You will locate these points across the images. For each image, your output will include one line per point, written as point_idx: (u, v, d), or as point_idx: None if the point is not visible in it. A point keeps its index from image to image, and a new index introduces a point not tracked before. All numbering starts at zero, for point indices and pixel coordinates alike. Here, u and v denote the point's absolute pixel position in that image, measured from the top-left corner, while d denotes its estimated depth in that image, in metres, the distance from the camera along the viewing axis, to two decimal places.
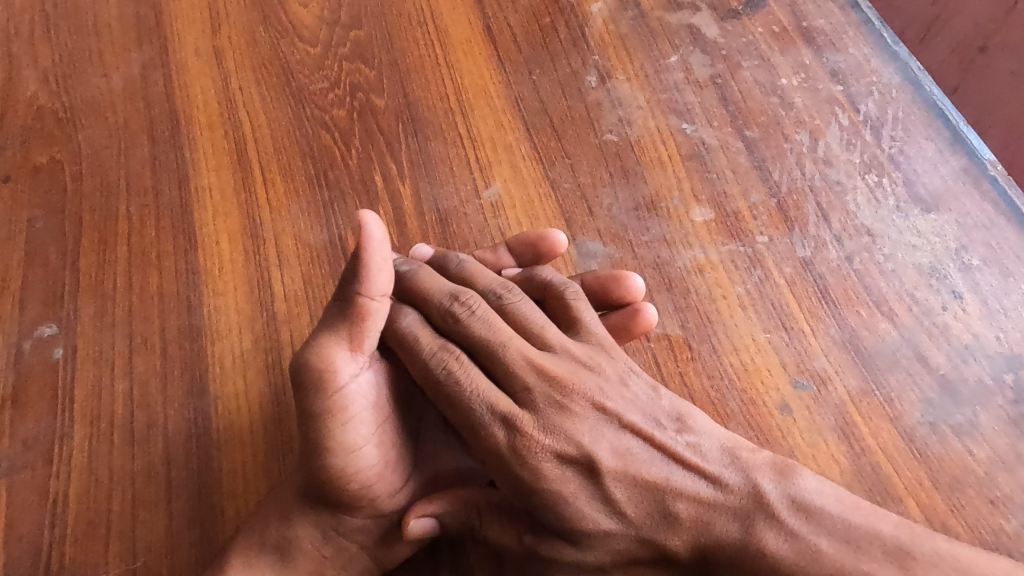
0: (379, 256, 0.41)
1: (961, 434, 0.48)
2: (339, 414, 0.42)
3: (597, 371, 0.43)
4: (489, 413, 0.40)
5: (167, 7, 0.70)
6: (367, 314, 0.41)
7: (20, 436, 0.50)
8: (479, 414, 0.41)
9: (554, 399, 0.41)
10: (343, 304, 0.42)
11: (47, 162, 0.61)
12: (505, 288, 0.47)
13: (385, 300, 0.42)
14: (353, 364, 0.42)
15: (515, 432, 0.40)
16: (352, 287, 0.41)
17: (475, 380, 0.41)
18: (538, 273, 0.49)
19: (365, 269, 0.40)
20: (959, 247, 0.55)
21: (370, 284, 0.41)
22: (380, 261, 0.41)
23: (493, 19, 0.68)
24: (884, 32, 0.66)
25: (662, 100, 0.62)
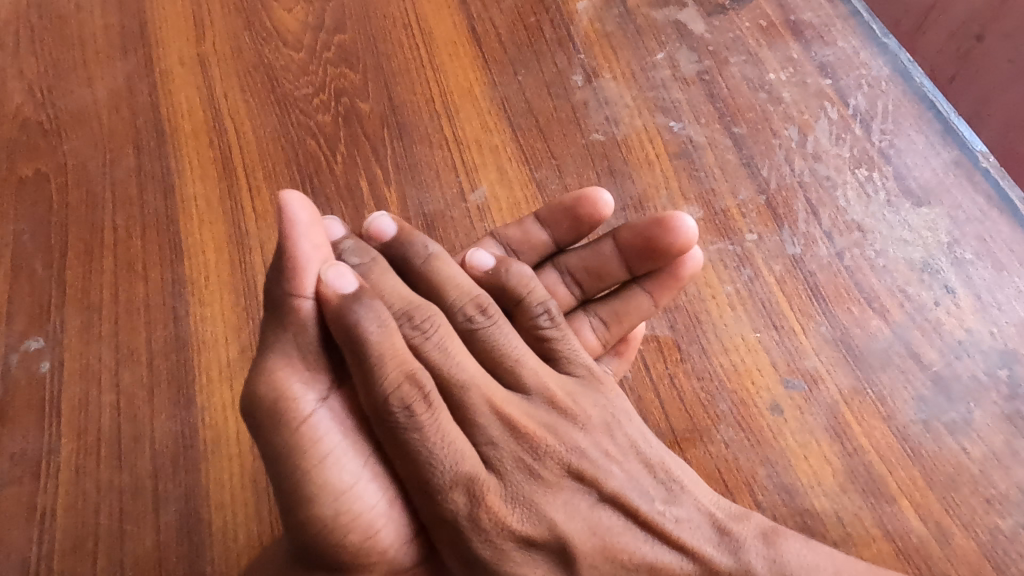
0: (307, 246, 0.39)
1: (954, 432, 0.47)
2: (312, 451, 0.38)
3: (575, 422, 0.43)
4: (450, 480, 0.38)
5: (151, 15, 0.70)
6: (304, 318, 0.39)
7: (7, 450, 0.50)
8: (439, 481, 0.38)
9: (523, 462, 0.41)
10: (275, 313, 0.39)
11: (33, 174, 0.61)
12: (476, 306, 0.45)
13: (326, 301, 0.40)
14: (312, 389, 0.39)
15: (476, 502, 0.38)
16: (283, 294, 0.39)
17: (447, 431, 0.39)
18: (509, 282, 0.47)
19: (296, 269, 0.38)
20: (951, 241, 0.54)
21: (303, 284, 0.39)
22: (310, 252, 0.39)
23: (478, 20, 0.67)
24: (874, 24, 0.65)
25: (649, 99, 0.62)
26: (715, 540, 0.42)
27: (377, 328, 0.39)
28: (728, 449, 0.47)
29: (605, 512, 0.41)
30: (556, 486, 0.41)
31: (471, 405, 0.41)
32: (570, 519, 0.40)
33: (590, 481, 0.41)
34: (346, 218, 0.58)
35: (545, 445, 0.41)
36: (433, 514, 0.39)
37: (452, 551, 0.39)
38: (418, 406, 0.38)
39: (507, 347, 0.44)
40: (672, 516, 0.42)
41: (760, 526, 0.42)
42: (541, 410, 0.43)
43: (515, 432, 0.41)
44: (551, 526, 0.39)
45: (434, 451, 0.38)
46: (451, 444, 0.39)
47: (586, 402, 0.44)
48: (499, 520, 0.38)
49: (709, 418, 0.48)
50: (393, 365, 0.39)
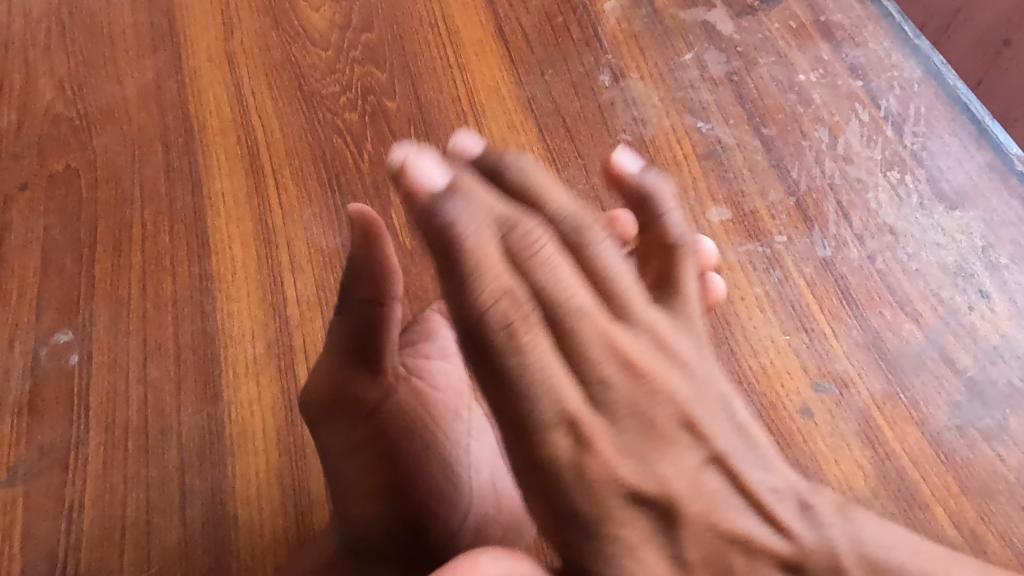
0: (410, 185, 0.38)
1: (989, 439, 0.47)
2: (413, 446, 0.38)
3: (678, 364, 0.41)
4: (555, 415, 0.38)
5: (180, 13, 0.70)
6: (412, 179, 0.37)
7: (37, 442, 0.50)
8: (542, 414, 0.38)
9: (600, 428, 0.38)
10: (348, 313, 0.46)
11: (63, 169, 0.62)
12: (581, 220, 0.41)
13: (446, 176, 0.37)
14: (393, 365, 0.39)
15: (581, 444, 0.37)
16: (359, 293, 0.48)
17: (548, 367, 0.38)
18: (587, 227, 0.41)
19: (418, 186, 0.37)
20: (985, 245, 0.54)
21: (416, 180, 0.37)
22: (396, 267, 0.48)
23: (505, 19, 0.67)
24: (906, 25, 0.64)
25: (677, 99, 0.61)
26: (799, 511, 0.39)
27: (471, 233, 0.37)
28: None
29: (711, 475, 0.39)
30: (668, 437, 0.39)
31: (575, 336, 0.39)
32: (676, 478, 0.38)
33: (699, 436, 0.39)
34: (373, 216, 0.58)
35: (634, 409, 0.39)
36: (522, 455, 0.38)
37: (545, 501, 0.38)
38: (520, 327, 0.38)
39: (614, 275, 0.41)
40: (768, 486, 0.40)
41: (835, 500, 0.40)
42: (650, 345, 0.40)
43: (632, 373, 0.39)
44: (661, 483, 0.38)
45: (528, 378, 0.38)
46: (550, 374, 0.38)
47: (687, 346, 0.42)
48: (610, 468, 0.37)
49: None
50: (491, 278, 0.37)
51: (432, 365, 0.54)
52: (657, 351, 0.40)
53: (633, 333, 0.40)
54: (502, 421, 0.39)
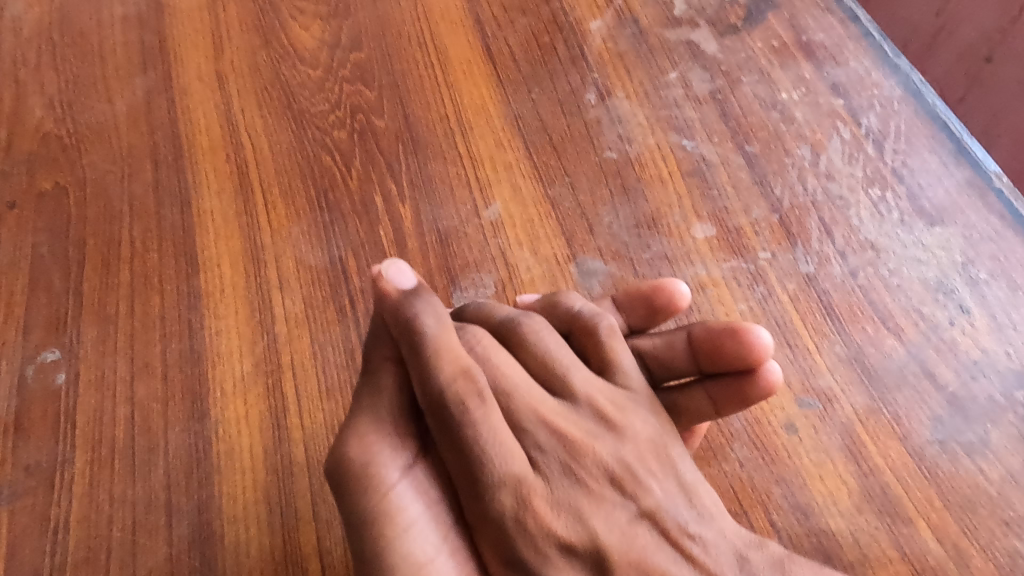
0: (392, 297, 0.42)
1: (971, 453, 0.47)
2: (398, 519, 0.39)
3: (623, 433, 0.42)
4: (500, 475, 0.38)
5: (171, 33, 0.71)
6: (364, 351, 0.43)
7: (22, 462, 0.50)
8: (490, 473, 0.38)
9: (568, 467, 0.40)
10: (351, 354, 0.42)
11: (52, 187, 0.62)
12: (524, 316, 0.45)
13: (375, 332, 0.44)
14: (398, 457, 0.40)
15: (520, 502, 0.38)
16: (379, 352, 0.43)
17: (498, 430, 0.39)
18: (563, 301, 0.47)
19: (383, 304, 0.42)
20: (965, 260, 0.54)
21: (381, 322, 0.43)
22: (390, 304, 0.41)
23: (492, 39, 0.68)
24: (885, 45, 0.65)
25: (662, 117, 0.62)
26: (736, 566, 0.39)
27: (432, 322, 0.41)
28: (742, 468, 0.47)
29: (644, 529, 0.39)
30: (599, 496, 0.39)
31: (517, 413, 0.41)
32: (608, 531, 0.38)
33: (629, 492, 0.40)
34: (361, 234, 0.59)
35: (589, 454, 0.40)
36: (481, 516, 0.38)
37: (492, 548, 0.38)
38: (472, 401, 0.39)
39: (554, 358, 0.43)
40: (701, 540, 0.39)
41: (775, 554, 0.39)
42: (585, 416, 0.42)
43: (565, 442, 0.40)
44: (592, 536, 0.38)
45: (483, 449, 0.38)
46: (501, 442, 0.39)
47: (636, 418, 0.43)
48: (544, 523, 0.38)
49: (723, 436, 0.48)
50: (449, 359, 0.40)
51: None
52: (595, 421, 0.42)
53: (570, 407, 0.42)
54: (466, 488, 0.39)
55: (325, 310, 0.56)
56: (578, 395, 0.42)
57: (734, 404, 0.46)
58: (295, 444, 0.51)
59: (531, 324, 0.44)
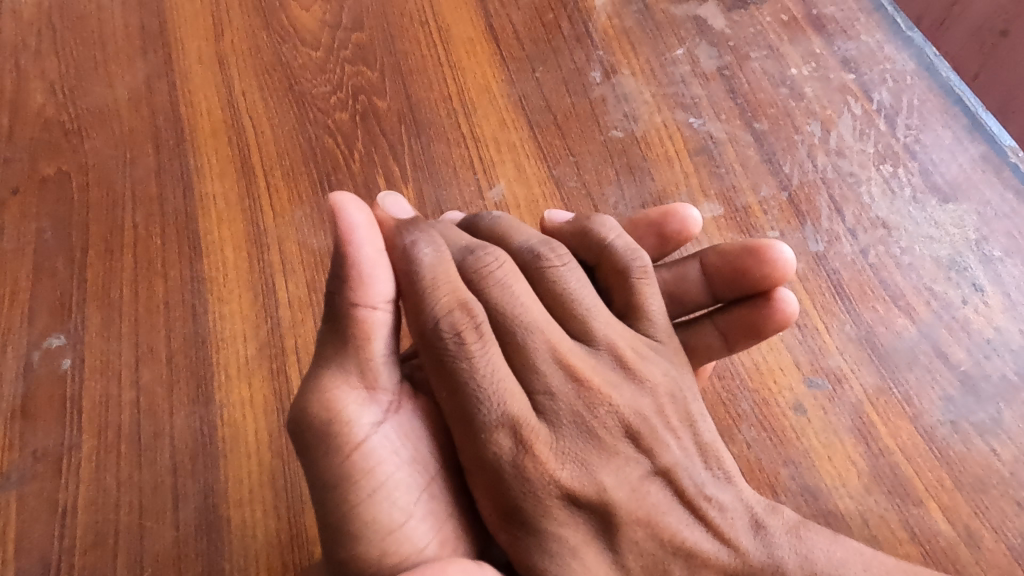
0: (370, 257, 0.38)
1: (984, 433, 0.47)
2: (364, 478, 0.37)
3: (642, 385, 0.41)
4: (499, 417, 0.37)
5: (171, 15, 0.70)
6: (370, 327, 0.39)
7: (30, 447, 0.50)
8: (487, 416, 0.37)
9: (579, 415, 0.38)
10: (337, 323, 0.39)
11: (54, 172, 0.61)
12: (545, 246, 0.44)
13: (388, 309, 0.39)
14: (368, 411, 0.38)
15: (521, 446, 0.37)
16: (344, 300, 0.38)
17: (493, 363, 0.38)
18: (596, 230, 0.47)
19: (361, 277, 0.38)
20: (979, 238, 0.53)
21: (370, 292, 0.38)
22: (373, 257, 0.38)
23: (495, 17, 0.67)
24: (898, 18, 0.64)
25: (668, 94, 0.61)
26: (752, 532, 0.39)
27: (429, 252, 0.39)
28: (750, 449, 0.47)
29: (655, 487, 0.38)
30: (610, 450, 0.38)
31: (531, 349, 0.39)
32: (617, 486, 0.37)
33: (645, 449, 0.39)
34: None
35: (604, 403, 0.39)
36: (477, 458, 0.37)
37: (489, 495, 0.37)
38: (468, 334, 0.38)
39: (644, 296, 0.45)
40: (718, 503, 0.39)
41: (789, 520, 0.40)
42: (605, 364, 0.41)
43: (579, 385, 0.39)
44: (599, 489, 0.37)
45: (481, 383, 0.37)
46: (500, 380, 0.37)
47: (654, 367, 0.42)
48: (545, 469, 0.36)
49: (730, 418, 0.48)
50: (447, 292, 0.39)
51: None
52: (615, 371, 0.41)
53: (589, 352, 0.41)
54: (460, 427, 0.37)
55: None
56: (598, 340, 0.42)
57: (746, 336, 0.47)
58: None
59: (552, 260, 0.43)
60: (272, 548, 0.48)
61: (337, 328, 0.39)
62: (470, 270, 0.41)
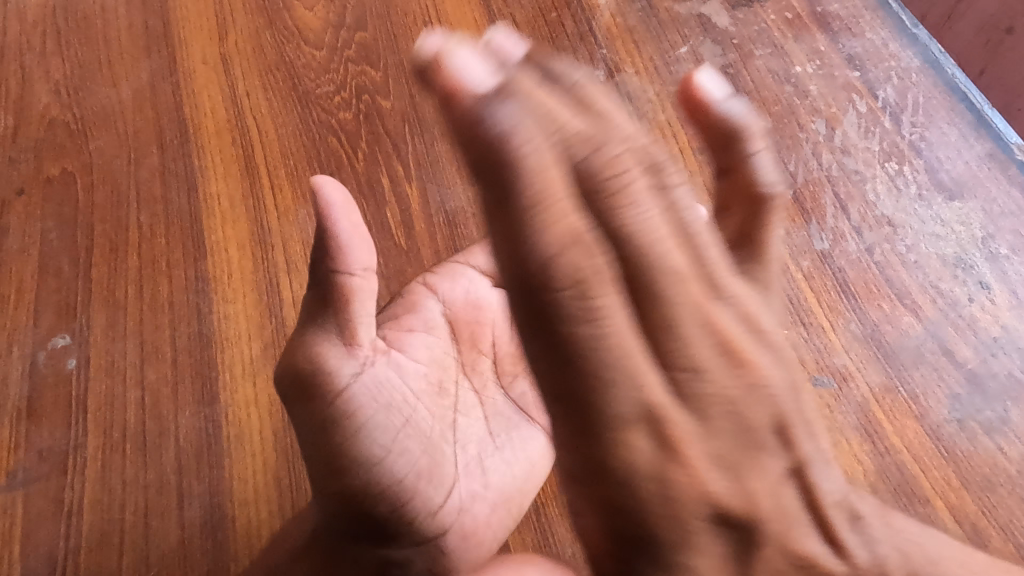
0: (348, 227, 0.40)
1: (991, 432, 0.46)
2: (350, 416, 0.43)
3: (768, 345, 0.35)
4: (637, 408, 0.32)
5: (174, 15, 0.70)
6: (350, 292, 0.42)
7: (36, 447, 0.50)
8: (625, 404, 0.31)
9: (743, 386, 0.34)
10: (321, 287, 0.42)
11: (59, 173, 0.61)
12: (650, 164, 0.33)
13: (367, 275, 0.42)
14: (350, 364, 0.43)
15: (661, 432, 0.32)
16: (327, 267, 0.41)
17: (622, 331, 0.31)
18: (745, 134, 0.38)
19: (339, 246, 0.40)
20: (985, 235, 0.53)
21: (348, 260, 0.41)
22: (349, 231, 0.40)
23: (499, 15, 0.67)
24: (903, 14, 0.64)
25: (672, 93, 0.61)
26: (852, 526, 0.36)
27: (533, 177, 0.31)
28: None
29: (790, 489, 0.35)
30: (757, 448, 0.34)
31: (675, 308, 0.33)
32: (762, 489, 0.34)
33: (789, 443, 0.34)
34: (366, 214, 0.58)
35: (752, 382, 0.34)
36: (587, 457, 0.32)
37: (584, 493, 0.33)
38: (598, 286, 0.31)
39: (704, 239, 0.34)
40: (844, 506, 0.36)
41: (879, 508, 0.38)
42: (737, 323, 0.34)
43: (729, 355, 0.33)
44: (749, 498, 0.33)
45: (613, 357, 0.31)
46: (626, 353, 0.31)
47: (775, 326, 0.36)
48: (694, 475, 0.32)
49: None
50: (562, 223, 0.30)
51: (416, 339, 0.52)
52: (745, 328, 0.35)
53: (738, 315, 0.35)
54: (562, 410, 0.32)
55: None
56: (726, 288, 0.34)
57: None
58: None
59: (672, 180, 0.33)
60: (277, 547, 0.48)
61: (321, 293, 0.42)
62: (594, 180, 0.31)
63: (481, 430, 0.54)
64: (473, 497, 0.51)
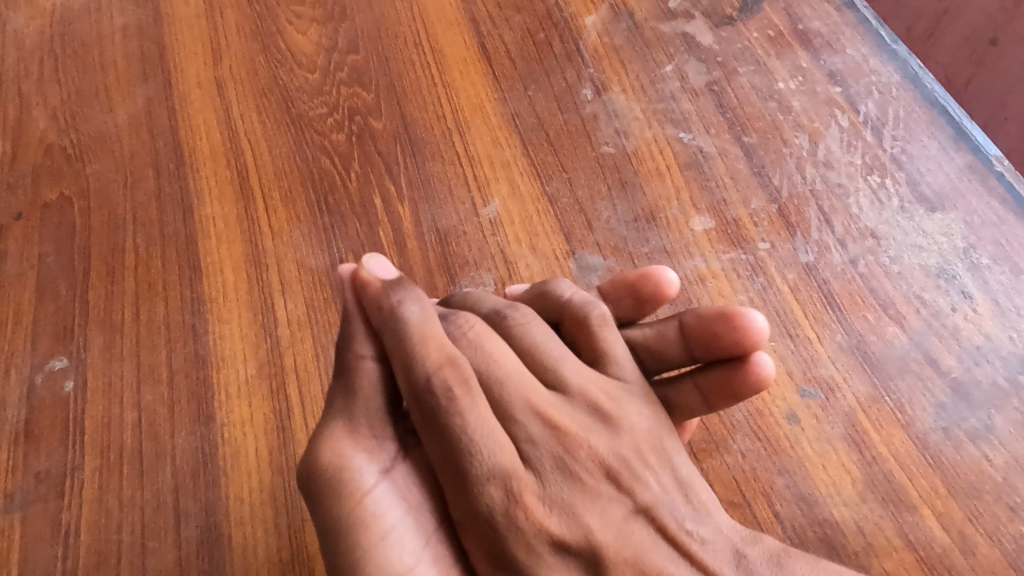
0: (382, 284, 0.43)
1: (975, 439, 0.47)
2: (364, 506, 0.38)
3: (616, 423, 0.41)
4: (488, 470, 0.37)
5: (170, 41, 0.71)
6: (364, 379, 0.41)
7: (33, 469, 0.51)
8: (477, 468, 0.37)
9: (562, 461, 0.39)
10: (340, 381, 0.42)
11: (57, 198, 0.62)
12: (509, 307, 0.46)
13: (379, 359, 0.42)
14: (370, 461, 0.40)
15: (511, 498, 0.37)
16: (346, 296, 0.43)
17: (482, 418, 0.38)
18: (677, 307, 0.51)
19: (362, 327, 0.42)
20: (967, 246, 0.54)
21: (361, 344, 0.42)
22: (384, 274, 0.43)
23: (488, 37, 0.69)
24: (882, 30, 0.65)
25: (659, 110, 0.62)
26: (734, 562, 0.38)
27: (416, 309, 0.41)
28: (745, 459, 0.47)
29: (640, 526, 0.38)
30: (593, 492, 0.38)
31: (508, 403, 0.40)
32: (604, 528, 0.37)
33: (626, 489, 0.39)
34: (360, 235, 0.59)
35: (585, 448, 0.39)
36: (466, 512, 0.38)
37: (479, 545, 0.38)
38: (458, 389, 0.39)
39: (542, 344, 0.43)
40: (699, 537, 0.38)
41: (772, 547, 0.38)
42: (580, 408, 0.41)
43: (556, 431, 0.39)
44: (586, 534, 0.37)
45: (472, 439, 0.38)
46: (489, 434, 0.38)
47: (631, 406, 0.42)
48: (536, 520, 0.37)
49: (725, 428, 0.48)
50: (433, 347, 0.40)
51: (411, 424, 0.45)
52: (589, 413, 0.41)
53: (564, 399, 0.41)
54: (449, 480, 0.38)
55: (327, 313, 0.57)
56: (571, 388, 0.42)
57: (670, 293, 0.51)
58: (299, 446, 0.52)
59: (519, 318, 0.45)
60: (273, 564, 0.48)
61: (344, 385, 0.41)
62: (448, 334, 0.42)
63: None
64: None
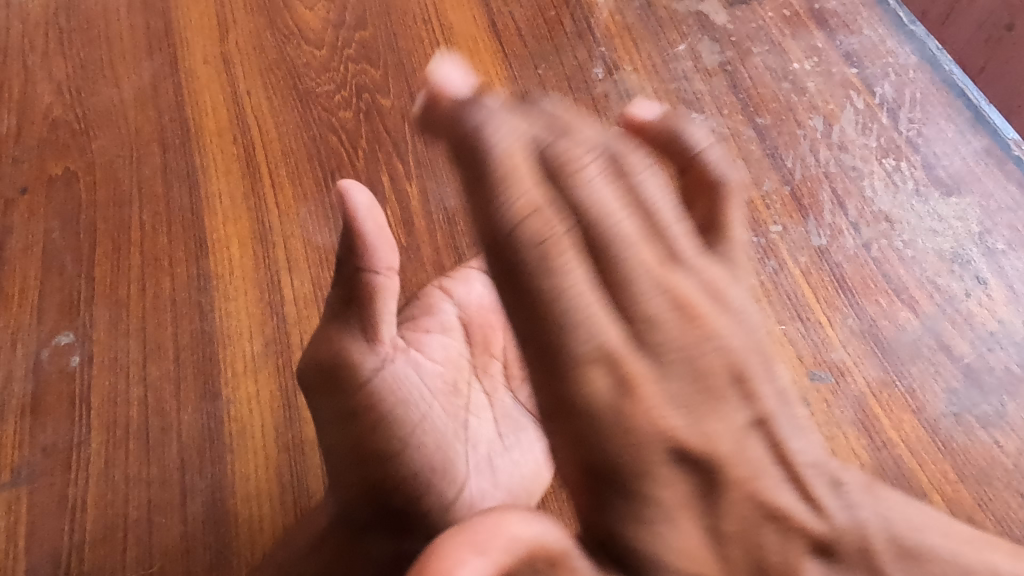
0: (373, 223, 0.45)
1: (986, 425, 0.47)
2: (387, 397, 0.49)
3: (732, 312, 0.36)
4: (598, 351, 0.33)
5: (176, 15, 0.71)
6: (375, 291, 0.46)
7: (39, 443, 0.51)
8: (583, 350, 0.33)
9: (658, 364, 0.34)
10: (349, 292, 0.46)
11: (62, 172, 0.62)
12: (610, 156, 0.36)
13: (390, 275, 0.46)
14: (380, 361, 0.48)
15: (621, 382, 0.33)
16: (357, 264, 0.45)
17: (576, 280, 0.34)
18: None
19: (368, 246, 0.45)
20: (982, 231, 0.53)
21: (374, 260, 0.45)
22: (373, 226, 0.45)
23: (498, 14, 0.67)
24: (900, 11, 0.64)
25: (671, 90, 0.61)
26: (833, 493, 0.34)
27: (508, 134, 0.35)
28: None
29: (755, 440, 0.34)
30: (719, 394, 0.34)
31: (632, 276, 0.35)
32: (721, 433, 0.34)
33: (749, 394, 0.34)
34: None
35: (712, 338, 0.34)
36: (556, 399, 0.34)
37: (579, 458, 0.34)
38: (557, 243, 0.34)
39: (659, 205, 0.36)
40: (807, 461, 0.35)
41: (864, 480, 0.36)
42: (697, 288, 0.35)
43: (684, 314, 0.34)
44: (707, 439, 0.33)
45: (565, 310, 0.33)
46: (586, 304, 0.33)
47: (739, 293, 0.37)
48: (660, 421, 0.33)
49: None
50: (526, 186, 0.34)
51: (433, 340, 0.55)
52: (704, 293, 0.35)
53: (677, 264, 0.36)
54: (536, 364, 0.34)
55: None
56: (685, 258, 0.36)
57: None
58: (306, 423, 0.52)
59: (631, 165, 0.37)
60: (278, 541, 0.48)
61: (351, 301, 0.46)
62: (554, 162, 0.35)
63: (490, 432, 0.56)
64: (482, 494, 0.52)
